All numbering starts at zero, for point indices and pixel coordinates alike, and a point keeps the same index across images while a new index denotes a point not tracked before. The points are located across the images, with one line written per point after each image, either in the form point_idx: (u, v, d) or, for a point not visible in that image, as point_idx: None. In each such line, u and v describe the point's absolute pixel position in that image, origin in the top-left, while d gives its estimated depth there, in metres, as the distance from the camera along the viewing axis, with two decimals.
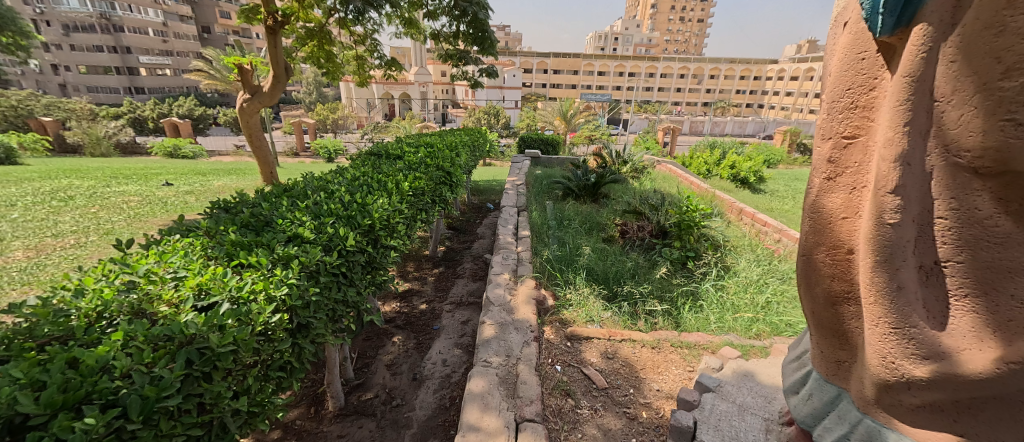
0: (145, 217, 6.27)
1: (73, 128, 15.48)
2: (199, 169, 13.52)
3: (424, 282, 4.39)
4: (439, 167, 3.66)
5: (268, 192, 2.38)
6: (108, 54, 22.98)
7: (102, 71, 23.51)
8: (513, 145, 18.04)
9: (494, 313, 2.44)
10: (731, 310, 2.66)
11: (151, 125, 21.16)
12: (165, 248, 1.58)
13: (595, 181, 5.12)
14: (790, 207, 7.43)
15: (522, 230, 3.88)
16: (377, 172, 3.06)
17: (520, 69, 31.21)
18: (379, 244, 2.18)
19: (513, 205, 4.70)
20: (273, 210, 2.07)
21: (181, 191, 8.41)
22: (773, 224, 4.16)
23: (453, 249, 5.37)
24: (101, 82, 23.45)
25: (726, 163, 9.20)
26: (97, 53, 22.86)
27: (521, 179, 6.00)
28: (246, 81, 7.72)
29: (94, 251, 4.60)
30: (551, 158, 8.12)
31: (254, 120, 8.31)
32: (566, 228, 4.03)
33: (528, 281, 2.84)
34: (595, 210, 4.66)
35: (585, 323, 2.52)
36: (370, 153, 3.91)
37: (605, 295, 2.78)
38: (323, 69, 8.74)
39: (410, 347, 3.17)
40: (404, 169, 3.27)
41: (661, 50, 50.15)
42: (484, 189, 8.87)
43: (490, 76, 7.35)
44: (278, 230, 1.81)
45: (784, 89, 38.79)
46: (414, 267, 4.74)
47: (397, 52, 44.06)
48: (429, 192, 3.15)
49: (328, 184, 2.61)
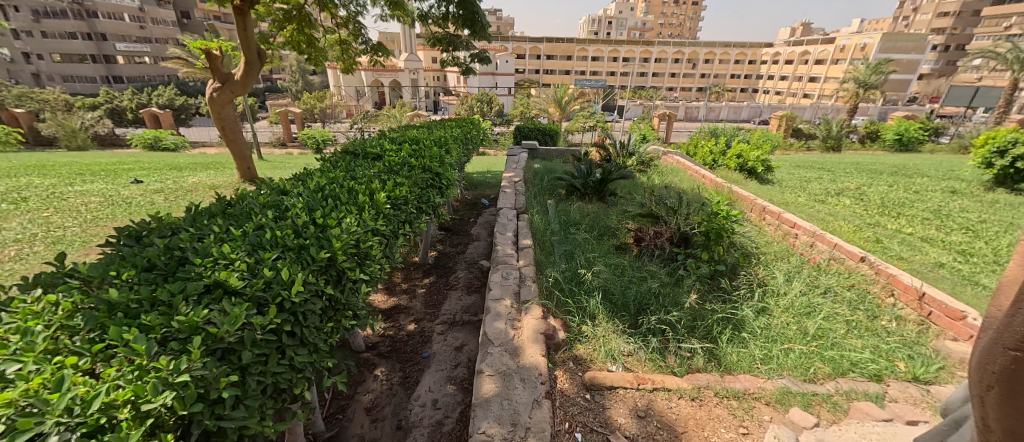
0: (102, 221, 5.66)
1: (47, 119, 14.61)
2: (177, 162, 12.89)
3: (413, 296, 3.90)
4: (427, 167, 3.13)
5: (202, 211, 1.85)
6: (83, 42, 21.94)
7: (78, 59, 22.40)
8: (507, 133, 17.52)
9: (495, 359, 1.95)
10: (780, 341, 2.21)
11: (130, 116, 20.20)
12: (10, 317, 1.06)
13: (603, 177, 4.60)
14: (804, 199, 7.04)
15: (523, 239, 3.38)
16: (349, 178, 2.52)
17: (512, 55, 30.40)
18: (343, 280, 1.67)
19: (511, 207, 4.18)
20: (199, 240, 1.55)
21: (150, 190, 7.77)
22: (804, 225, 3.69)
23: (445, 254, 4.88)
24: (77, 71, 22.41)
25: (732, 151, 8.74)
26: (71, 41, 21.75)
27: (519, 174, 5.48)
28: (215, 68, 7.03)
29: (33, 264, 4.04)
30: (549, 149, 7.57)
31: (227, 111, 7.63)
32: (572, 235, 3.55)
33: (534, 309, 2.34)
34: (602, 211, 4.19)
35: (605, 365, 2.07)
36: (345, 151, 3.35)
37: (627, 327, 2.31)
38: (304, 55, 8.11)
39: (395, 383, 2.72)
40: (383, 172, 2.74)
41: (655, 34, 49.29)
42: (479, 183, 8.36)
43: (483, 63, 6.74)
44: (194, 273, 1.29)
45: (778, 74, 38.43)
46: (401, 278, 4.23)
47: (387, 38, 42.84)
48: (413, 199, 2.63)
49: (283, 196, 2.08)
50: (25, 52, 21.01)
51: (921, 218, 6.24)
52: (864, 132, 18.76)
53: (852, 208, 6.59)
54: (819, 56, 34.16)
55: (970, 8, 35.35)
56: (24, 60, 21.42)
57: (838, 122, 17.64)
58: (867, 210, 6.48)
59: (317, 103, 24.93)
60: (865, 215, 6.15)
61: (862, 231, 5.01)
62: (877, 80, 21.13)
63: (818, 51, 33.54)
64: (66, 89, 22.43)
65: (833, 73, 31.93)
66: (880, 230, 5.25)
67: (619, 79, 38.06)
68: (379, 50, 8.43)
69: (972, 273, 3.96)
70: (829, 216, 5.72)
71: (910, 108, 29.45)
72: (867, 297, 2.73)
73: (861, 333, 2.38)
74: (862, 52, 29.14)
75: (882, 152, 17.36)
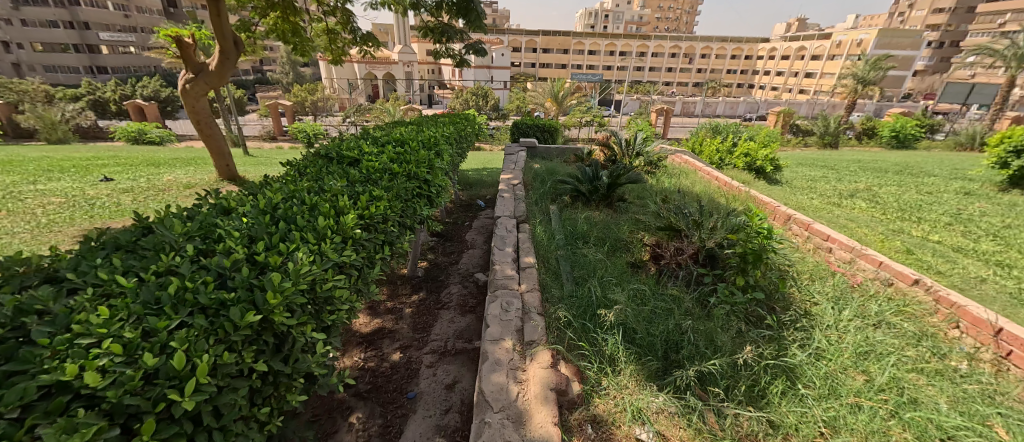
0: (56, 226, 5.14)
1: (25, 111, 13.94)
2: (157, 157, 12.26)
3: (400, 317, 3.45)
4: (413, 176, 2.65)
5: (105, 245, 1.39)
6: (64, 30, 21.05)
7: (60, 48, 21.50)
8: (502, 128, 17.04)
9: (493, 432, 1.51)
10: (847, 398, 1.78)
11: (114, 107, 19.41)
12: None
13: (610, 182, 4.15)
14: (818, 201, 6.66)
15: (525, 256, 2.93)
16: (315, 191, 2.06)
17: (508, 48, 29.82)
18: (284, 347, 1.21)
19: (510, 215, 3.72)
20: (71, 296, 1.08)
21: (118, 189, 7.21)
22: (841, 238, 3.25)
23: (437, 265, 4.44)
24: (60, 61, 21.52)
25: (739, 150, 8.32)
26: (52, 29, 20.93)
27: (518, 176, 5.02)
28: (187, 57, 6.45)
29: None
30: (549, 148, 7.10)
31: (202, 104, 7.05)
32: (581, 250, 3.12)
33: (541, 355, 1.90)
34: (612, 220, 3.75)
35: (631, 432, 1.65)
36: (318, 155, 2.87)
37: (655, 378, 1.87)
38: (289, 45, 7.55)
39: (374, 433, 2.28)
40: (358, 183, 2.26)
41: (651, 28, 48.86)
42: (474, 182, 7.88)
43: (478, 55, 6.24)
44: (23, 363, 0.84)
45: (774, 69, 38.18)
46: (386, 294, 3.78)
47: (380, 29, 41.96)
48: (393, 216, 2.15)
49: (221, 220, 1.60)
50: (4, 41, 20.35)
51: (944, 222, 5.84)
52: (861, 129, 18.51)
53: (871, 211, 6.19)
54: (816, 51, 33.87)
55: (965, 4, 35.17)
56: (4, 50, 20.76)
57: (836, 118, 17.31)
58: (886, 214, 6.07)
59: (308, 96, 24.29)
60: (885, 219, 5.77)
61: (888, 240, 4.61)
62: (876, 76, 20.80)
63: (814, 47, 33.35)
64: (48, 80, 21.64)
65: (829, 69, 31.73)
66: (904, 237, 4.86)
67: (615, 73, 37.58)
68: (370, 41, 7.86)
69: (1020, 290, 3.57)
70: (848, 221, 5.32)
71: (906, 105, 29.30)
72: (930, 330, 2.32)
73: (937, 381, 1.96)
74: (859, 48, 28.93)
75: (878, 149, 17.11)
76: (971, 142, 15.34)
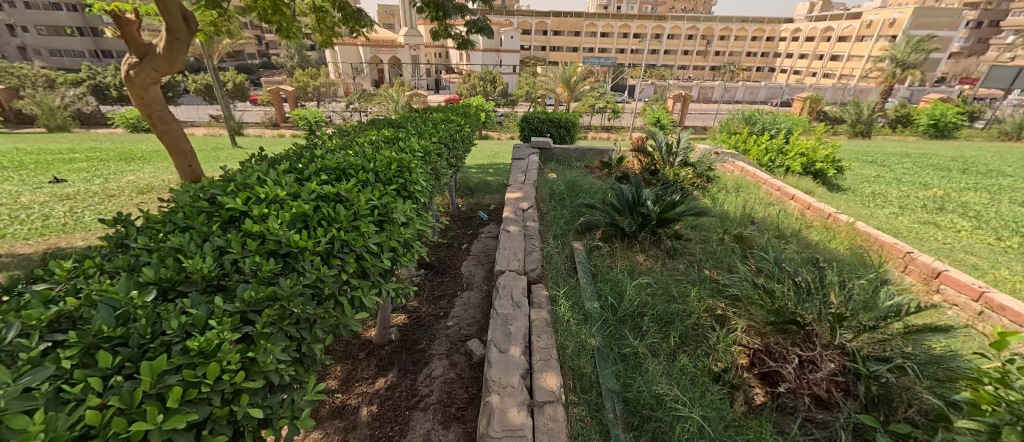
0: None
1: (26, 97, 13.22)
2: (139, 150, 11.22)
3: (351, 426, 2.30)
4: (337, 252, 1.41)
5: None
6: (66, 12, 19.97)
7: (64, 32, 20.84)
8: (511, 116, 15.63)
9: None
10: None
11: (115, 93, 18.32)
12: None
13: (661, 213, 2.92)
14: (906, 218, 5.24)
15: (543, 372, 1.72)
16: (39, 349, 0.85)
17: (517, 29, 28.10)
18: None
19: (518, 271, 2.48)
20: None
21: (56, 196, 6.07)
22: None
23: (418, 320, 3.27)
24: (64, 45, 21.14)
25: (794, 149, 6.89)
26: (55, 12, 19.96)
27: (528, 193, 3.79)
28: (126, 36, 5.01)
29: None
30: (567, 149, 5.84)
31: (153, 94, 5.63)
32: (635, 352, 1.94)
33: None
34: (672, 280, 2.51)
35: None
36: (186, 196, 1.65)
37: None
38: (272, 25, 6.28)
39: None
40: (193, 297, 1.04)
41: (668, 9, 46.11)
42: (477, 186, 6.60)
43: (485, 34, 4.94)
44: None
45: (797, 51, 35.81)
46: (339, 379, 2.64)
47: (384, 11, 40.15)
48: (255, 384, 0.95)
49: None
50: (10, 25, 20.45)
51: None
52: (894, 116, 16.62)
53: (982, 235, 4.75)
54: (843, 32, 31.50)
55: None
56: (10, 34, 20.66)
57: (869, 104, 15.44)
58: (1005, 240, 4.63)
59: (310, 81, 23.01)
60: (1009, 250, 4.34)
61: None
62: (917, 59, 18.76)
63: (842, 27, 31.01)
64: (53, 64, 21.13)
65: (857, 51, 29.51)
66: None
67: (628, 57, 35.53)
68: (364, 18, 6.48)
69: None
70: (969, 254, 3.94)
71: (939, 89, 26.90)
72: None
73: None
74: (892, 28, 26.51)
75: (914, 139, 15.31)
76: (1017, 131, 13.46)
